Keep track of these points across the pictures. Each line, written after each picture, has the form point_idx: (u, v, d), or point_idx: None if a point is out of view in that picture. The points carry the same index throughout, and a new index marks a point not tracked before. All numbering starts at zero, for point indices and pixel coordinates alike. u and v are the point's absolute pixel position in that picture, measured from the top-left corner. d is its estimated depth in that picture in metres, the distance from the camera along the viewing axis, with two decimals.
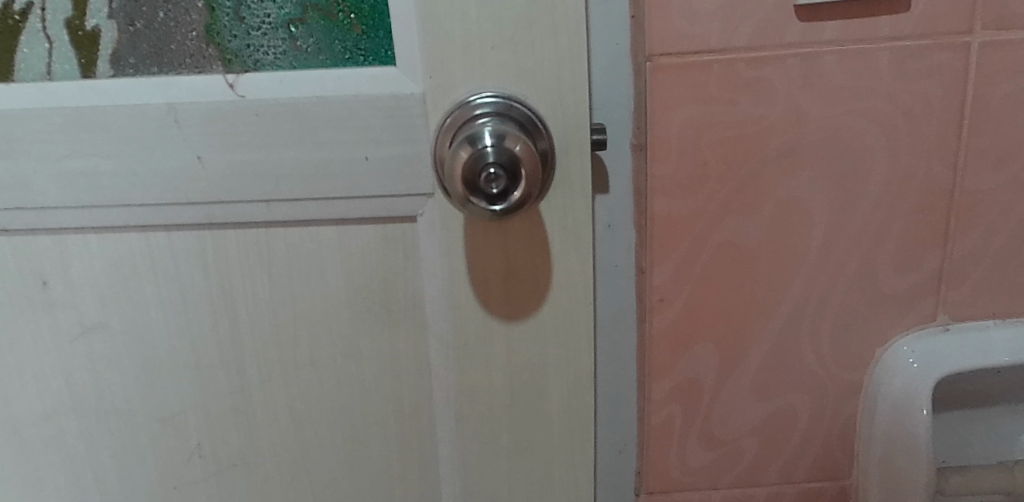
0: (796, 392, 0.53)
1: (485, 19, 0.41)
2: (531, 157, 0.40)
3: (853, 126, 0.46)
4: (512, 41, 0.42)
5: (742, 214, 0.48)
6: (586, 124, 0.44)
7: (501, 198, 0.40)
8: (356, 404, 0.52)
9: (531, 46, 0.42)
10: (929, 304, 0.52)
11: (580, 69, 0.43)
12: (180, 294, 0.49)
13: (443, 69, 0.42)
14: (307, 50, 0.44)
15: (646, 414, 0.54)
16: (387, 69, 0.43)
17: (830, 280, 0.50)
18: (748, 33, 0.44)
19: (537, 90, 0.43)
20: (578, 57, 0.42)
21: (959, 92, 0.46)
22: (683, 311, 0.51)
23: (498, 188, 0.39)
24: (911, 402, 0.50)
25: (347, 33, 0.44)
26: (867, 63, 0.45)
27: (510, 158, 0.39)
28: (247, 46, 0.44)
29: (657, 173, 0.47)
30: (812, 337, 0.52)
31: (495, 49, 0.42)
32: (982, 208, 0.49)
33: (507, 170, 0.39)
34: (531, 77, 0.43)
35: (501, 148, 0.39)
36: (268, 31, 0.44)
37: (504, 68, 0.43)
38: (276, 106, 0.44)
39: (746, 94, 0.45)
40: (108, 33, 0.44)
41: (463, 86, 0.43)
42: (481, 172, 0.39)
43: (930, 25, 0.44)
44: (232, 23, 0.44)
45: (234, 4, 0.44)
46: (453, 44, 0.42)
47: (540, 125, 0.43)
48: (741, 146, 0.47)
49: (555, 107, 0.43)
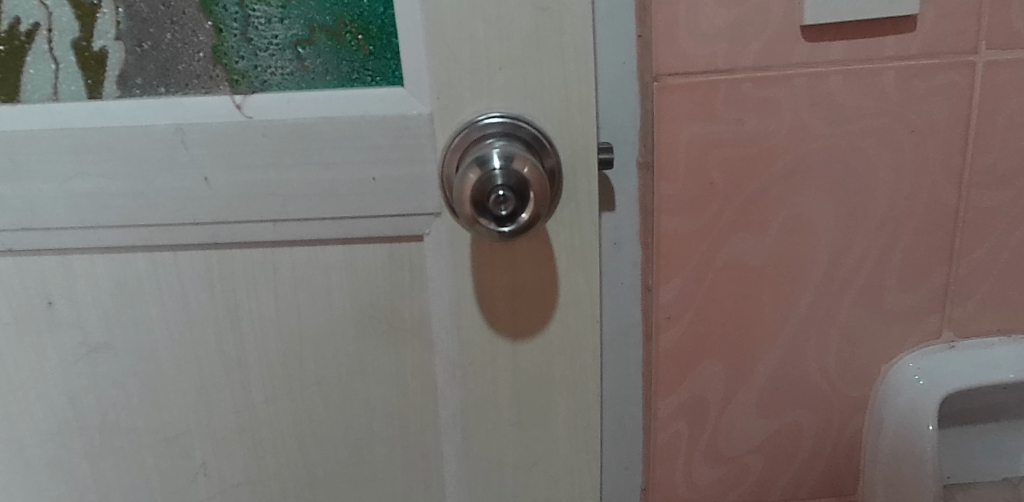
0: (802, 409, 0.53)
1: (493, 40, 0.41)
2: (540, 178, 0.40)
3: (858, 145, 0.47)
4: (520, 62, 0.42)
5: (748, 233, 0.48)
6: (594, 144, 0.44)
7: (510, 219, 0.39)
8: (360, 422, 0.51)
9: (538, 67, 0.42)
10: (935, 321, 0.52)
11: (588, 89, 0.43)
12: (187, 312, 0.49)
13: (450, 90, 0.43)
14: (314, 70, 0.44)
15: (653, 432, 0.54)
16: (395, 90, 0.43)
17: (837, 298, 0.50)
18: (755, 54, 0.44)
19: (545, 111, 0.43)
20: (586, 78, 0.43)
21: (964, 111, 0.46)
22: (689, 328, 0.51)
23: (507, 210, 0.39)
24: (917, 419, 0.50)
25: (355, 54, 0.44)
26: (872, 83, 0.45)
27: (519, 180, 0.39)
28: (255, 67, 0.44)
29: (664, 191, 0.47)
30: (818, 354, 0.52)
31: (503, 70, 0.42)
32: (986, 226, 0.49)
33: (517, 191, 0.39)
34: (539, 97, 0.43)
35: (510, 170, 0.39)
36: (275, 52, 0.44)
37: (511, 89, 0.43)
38: (282, 127, 0.44)
39: (753, 114, 0.45)
40: (115, 55, 0.44)
41: (470, 107, 0.43)
42: (491, 194, 0.39)
43: (935, 44, 0.45)
44: (239, 43, 0.44)
45: (241, 25, 0.44)
46: (461, 65, 0.42)
47: (547, 146, 0.43)
48: (747, 165, 0.47)
49: (562, 126, 0.43)
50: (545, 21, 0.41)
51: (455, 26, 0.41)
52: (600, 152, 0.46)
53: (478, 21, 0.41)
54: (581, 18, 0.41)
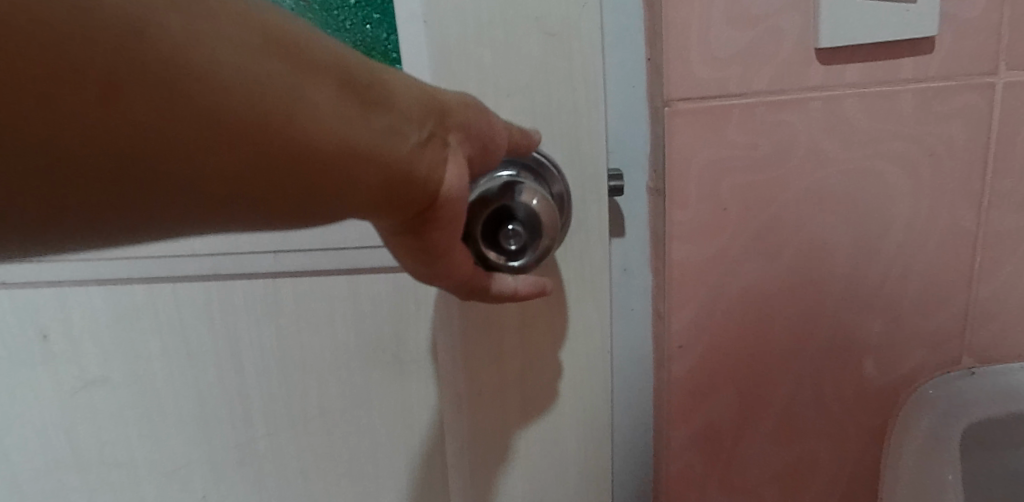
0: (820, 439, 0.52)
1: (498, 67, 0.40)
2: (548, 207, 0.39)
3: (876, 170, 0.45)
4: (528, 89, 0.41)
5: (763, 260, 0.47)
6: (603, 172, 0.43)
7: (521, 253, 0.38)
8: (365, 456, 0.50)
9: (547, 95, 0.41)
10: (955, 348, 0.50)
11: (597, 116, 0.42)
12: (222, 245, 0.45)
13: None
14: None
15: (665, 462, 0.53)
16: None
17: (857, 325, 0.49)
18: (769, 78, 0.43)
19: (554, 138, 0.42)
20: (595, 106, 0.41)
21: (983, 135, 0.45)
22: (704, 357, 0.49)
23: (516, 245, 0.38)
24: (941, 448, 0.51)
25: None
26: (888, 106, 0.44)
27: (527, 213, 0.38)
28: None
29: (676, 218, 0.46)
30: (835, 381, 0.50)
31: (509, 97, 0.41)
32: (1007, 250, 0.48)
33: (526, 224, 0.38)
34: (547, 125, 0.41)
35: (518, 202, 0.38)
36: None
37: (519, 118, 0.41)
38: None
39: (767, 138, 0.44)
40: None
41: None
42: (500, 230, 0.38)
43: (953, 67, 0.44)
44: None
45: None
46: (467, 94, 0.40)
47: (552, 171, 0.42)
48: (761, 190, 0.45)
49: (573, 154, 0.42)
50: (554, 45, 0.40)
51: (460, 53, 0.40)
52: (608, 181, 0.44)
53: (484, 49, 0.40)
54: (591, 45, 0.40)
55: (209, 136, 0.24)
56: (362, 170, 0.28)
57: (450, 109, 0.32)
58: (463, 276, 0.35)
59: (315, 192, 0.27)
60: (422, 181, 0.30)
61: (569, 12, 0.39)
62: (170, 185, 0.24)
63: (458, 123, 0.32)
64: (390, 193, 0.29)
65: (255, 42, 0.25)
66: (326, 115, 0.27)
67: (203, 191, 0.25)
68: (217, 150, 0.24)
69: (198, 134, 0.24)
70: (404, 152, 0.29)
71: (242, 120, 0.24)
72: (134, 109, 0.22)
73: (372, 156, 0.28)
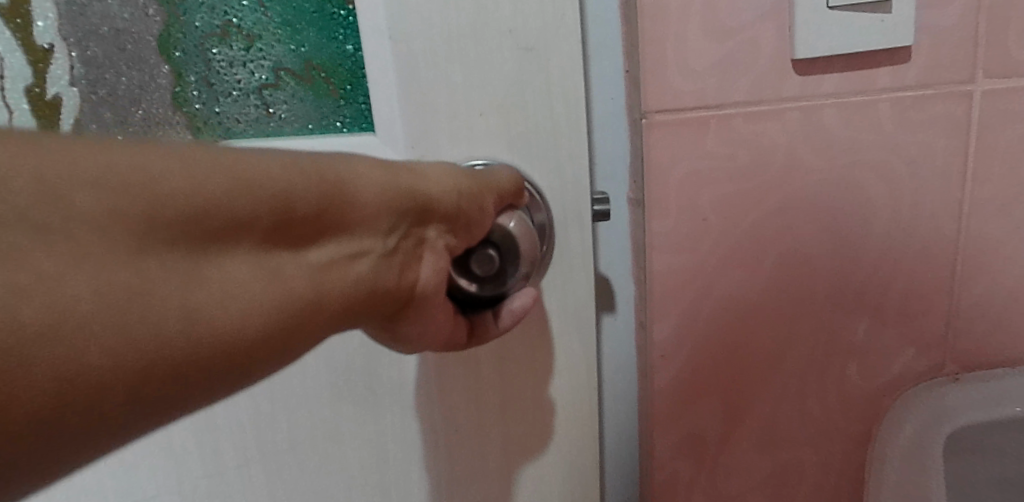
0: (803, 445, 0.52)
1: (471, 84, 0.39)
2: (527, 232, 0.39)
3: (855, 179, 0.45)
4: (503, 108, 0.40)
5: (743, 270, 0.47)
6: (586, 194, 0.43)
7: (501, 277, 0.39)
8: (337, 490, 0.48)
9: (520, 111, 0.40)
10: (938, 355, 0.50)
11: (580, 134, 0.41)
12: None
13: (426, 140, 0.40)
14: (282, 116, 0.42)
15: (650, 471, 0.52)
16: (365, 137, 0.41)
17: (841, 332, 0.49)
18: (746, 88, 0.43)
19: (533, 160, 0.41)
20: (578, 123, 0.41)
21: (963, 142, 0.45)
22: (685, 367, 0.49)
23: (495, 269, 0.39)
24: (924, 452, 0.50)
25: (325, 100, 0.41)
26: (867, 115, 0.44)
27: (504, 237, 0.38)
28: (218, 113, 0.42)
29: (655, 230, 0.46)
30: (819, 389, 0.50)
31: (484, 115, 0.40)
32: (989, 256, 0.48)
33: (505, 247, 0.38)
34: (526, 146, 0.41)
35: (496, 224, 0.38)
36: (239, 98, 0.42)
37: (496, 136, 0.41)
38: None
39: (745, 149, 0.44)
40: (71, 101, 0.42)
41: (451, 155, 0.41)
42: (478, 256, 0.38)
43: (931, 75, 0.43)
44: (200, 88, 0.42)
45: (203, 69, 0.41)
46: (438, 110, 0.40)
47: (534, 196, 0.42)
48: (741, 200, 0.45)
49: (549, 172, 0.42)
50: (529, 60, 0.39)
51: (432, 69, 0.39)
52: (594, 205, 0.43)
53: (455, 64, 0.39)
54: (568, 60, 0.40)
55: (112, 348, 0.23)
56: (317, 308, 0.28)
57: (406, 197, 0.32)
58: (443, 337, 0.38)
59: (275, 347, 0.27)
60: (381, 287, 0.31)
61: (544, 27, 0.39)
62: (114, 400, 0.23)
63: (411, 213, 0.32)
64: (354, 310, 0.30)
65: (150, 227, 0.24)
66: (247, 269, 0.26)
67: (130, 403, 0.24)
68: (124, 356, 0.23)
69: (91, 349, 0.22)
70: (356, 272, 0.30)
71: (168, 310, 0.24)
72: (48, 348, 0.22)
73: (324, 292, 0.29)
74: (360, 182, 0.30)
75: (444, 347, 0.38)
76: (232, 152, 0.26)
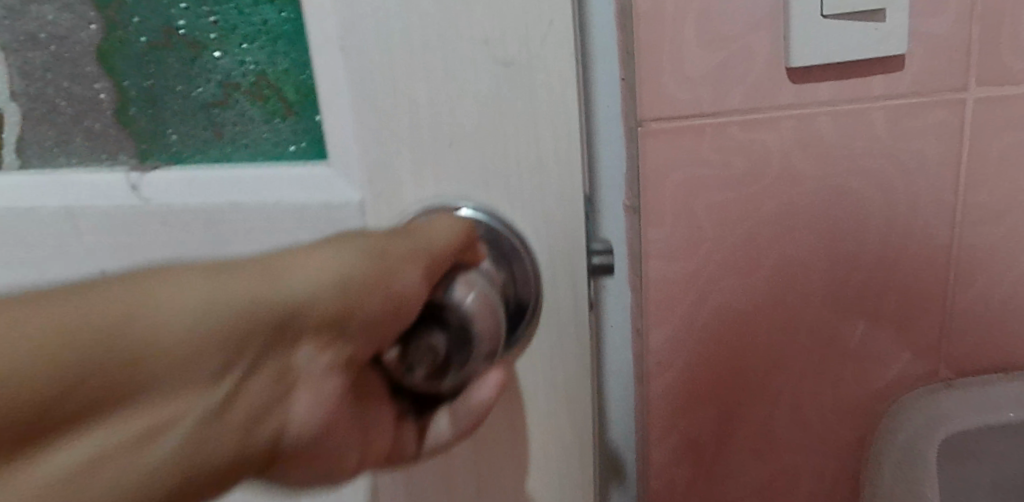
0: (799, 452, 0.52)
1: (438, 109, 0.35)
2: (486, 313, 0.32)
3: (848, 186, 0.45)
4: (476, 136, 0.35)
5: (738, 277, 0.47)
6: (583, 234, 0.37)
7: (449, 370, 0.33)
8: None
9: (502, 141, 0.35)
10: (931, 361, 0.50)
11: (573, 159, 0.36)
12: (105, 221, 0.39)
13: (385, 172, 0.36)
14: (226, 138, 0.38)
15: (647, 479, 0.52)
16: (320, 169, 0.36)
17: (836, 339, 0.49)
18: (741, 96, 0.43)
19: (512, 197, 0.36)
20: (568, 151, 0.36)
21: (956, 149, 0.45)
22: (681, 374, 0.49)
23: (444, 358, 0.32)
24: (917, 457, 0.49)
25: (275, 121, 0.38)
26: (861, 123, 0.44)
27: (460, 321, 0.32)
28: (156, 132, 0.39)
29: (651, 238, 0.46)
30: (814, 395, 0.50)
31: (453, 146, 0.36)
32: (981, 262, 0.48)
33: (457, 335, 0.32)
34: (505, 181, 0.36)
35: (450, 305, 0.32)
36: (179, 115, 0.38)
37: (467, 168, 0.36)
38: (185, 213, 0.38)
39: (740, 157, 0.44)
40: (10, 118, 0.40)
41: (413, 193, 0.36)
42: (422, 344, 0.32)
43: (924, 83, 0.44)
44: (140, 104, 0.39)
45: (140, 80, 0.38)
46: (399, 138, 0.35)
47: (517, 245, 0.37)
48: (737, 208, 0.45)
49: (537, 211, 0.37)
50: (506, 77, 0.34)
51: (391, 92, 0.34)
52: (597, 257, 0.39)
53: (420, 83, 0.34)
54: (561, 81, 0.35)
55: None
56: (305, 426, 0.25)
57: (388, 278, 0.27)
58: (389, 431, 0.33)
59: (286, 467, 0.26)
60: None
61: (526, 35, 0.34)
62: None
63: (397, 298, 0.28)
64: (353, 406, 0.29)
65: (163, 386, 0.21)
66: (272, 403, 0.24)
67: None
68: None
69: None
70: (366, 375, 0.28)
71: (184, 470, 0.22)
72: None
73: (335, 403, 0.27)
74: (331, 277, 0.25)
75: (389, 460, 0.34)
76: (163, 281, 0.22)
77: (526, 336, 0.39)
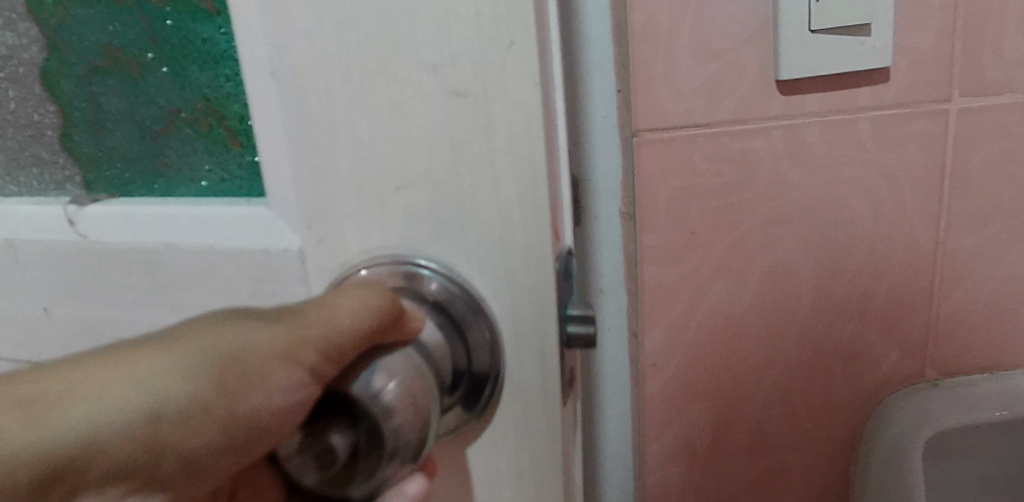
0: (790, 450, 0.54)
1: (379, 147, 0.32)
2: (409, 410, 0.29)
3: (836, 193, 0.47)
4: (422, 181, 0.32)
5: (729, 281, 0.48)
6: (553, 294, 0.34)
7: (360, 475, 0.29)
8: None
9: (454, 185, 0.32)
10: (918, 362, 0.52)
11: (531, 204, 0.32)
12: (43, 254, 0.39)
13: (327, 217, 0.34)
14: (171, 168, 0.38)
15: (643, 476, 0.54)
16: (258, 211, 0.35)
17: (824, 340, 0.51)
18: (732, 107, 0.44)
19: (466, 247, 0.33)
20: (530, 195, 0.32)
21: (940, 158, 0.47)
22: (675, 375, 0.51)
23: (355, 463, 0.29)
24: (903, 454, 0.51)
25: (218, 151, 0.37)
26: (848, 132, 0.46)
27: (380, 414, 0.29)
28: (103, 155, 0.40)
29: (645, 243, 0.47)
30: (804, 394, 0.52)
31: (399, 191, 0.33)
32: (964, 266, 0.50)
33: (372, 435, 0.29)
34: (459, 230, 0.33)
35: (367, 401, 0.29)
36: (123, 141, 0.39)
37: (416, 215, 0.33)
38: (121, 251, 0.37)
39: (731, 165, 0.46)
40: None
41: (356, 243, 0.34)
42: (330, 445, 0.29)
43: (908, 94, 0.45)
44: (85, 129, 0.40)
45: (88, 105, 0.39)
46: (339, 176, 0.33)
47: (469, 305, 0.34)
48: (728, 214, 0.47)
49: (498, 265, 0.33)
50: (454, 115, 0.31)
51: (325, 124, 0.32)
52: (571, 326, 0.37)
53: (359, 117, 0.32)
54: (520, 115, 0.31)
55: None
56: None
57: (217, 398, 0.26)
58: None
59: None
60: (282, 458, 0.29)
61: (478, 70, 0.30)
62: None
63: (251, 406, 0.27)
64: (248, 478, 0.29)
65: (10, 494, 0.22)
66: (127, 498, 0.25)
67: None
68: None
69: None
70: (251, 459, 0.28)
71: None
72: None
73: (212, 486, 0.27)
74: (129, 413, 0.24)
75: None
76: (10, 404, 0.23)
77: (493, 405, 0.36)
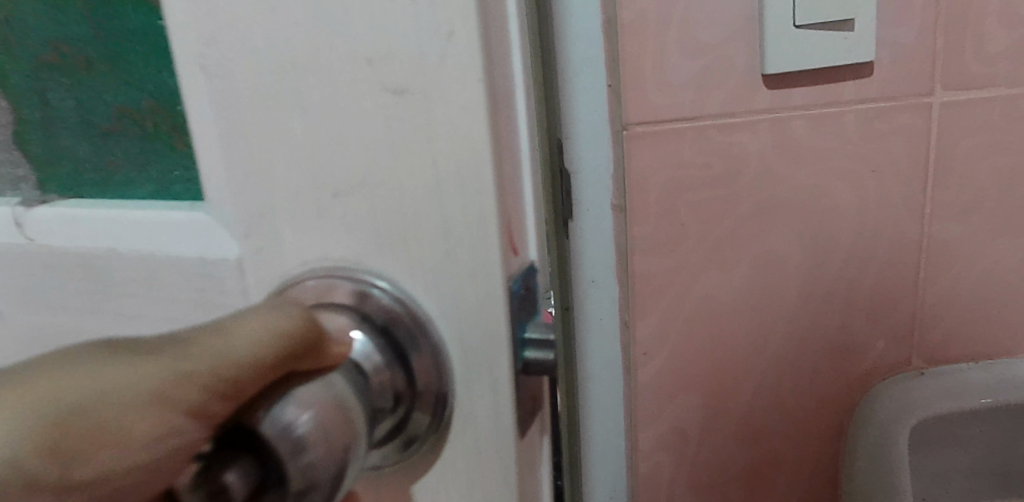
0: (779, 436, 0.55)
1: (312, 149, 0.29)
2: (336, 431, 0.26)
3: (822, 185, 0.48)
4: (360, 187, 0.30)
5: (718, 270, 0.50)
6: (506, 308, 0.30)
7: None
8: None
9: (394, 191, 0.29)
10: (904, 350, 0.53)
11: (473, 209, 0.29)
12: None
13: (264, 224, 0.31)
14: (121, 170, 0.37)
15: (634, 464, 0.55)
16: (199, 217, 0.33)
17: (811, 328, 0.52)
18: (720, 101, 0.45)
19: (409, 259, 0.30)
20: (474, 202, 0.29)
21: (923, 150, 0.48)
22: (666, 363, 0.52)
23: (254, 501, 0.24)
24: (890, 440, 0.52)
25: (165, 152, 0.36)
26: (834, 125, 0.47)
27: (294, 446, 0.25)
28: (55, 154, 0.38)
29: (636, 234, 0.48)
30: (793, 382, 0.53)
31: (337, 197, 0.30)
32: (948, 256, 0.51)
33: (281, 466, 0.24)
34: (399, 240, 0.30)
35: (280, 425, 0.25)
36: (76, 139, 0.38)
37: (356, 224, 0.30)
38: (66, 254, 0.36)
39: (720, 157, 0.47)
40: None
41: (293, 253, 0.31)
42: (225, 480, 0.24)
43: (892, 88, 0.46)
44: (36, 127, 0.38)
45: (39, 101, 0.38)
46: (275, 183, 0.30)
47: (416, 326, 0.31)
48: (716, 205, 0.48)
49: (444, 279, 0.30)
50: (392, 113, 0.28)
51: (260, 128, 0.30)
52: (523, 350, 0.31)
53: (293, 117, 0.29)
54: (459, 113, 0.28)
55: None
56: None
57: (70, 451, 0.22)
58: None
59: None
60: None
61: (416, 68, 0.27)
62: None
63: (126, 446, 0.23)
64: None
65: None
66: None
67: None
68: None
69: None
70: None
71: None
72: None
73: None
74: None
75: None
76: None
77: (442, 430, 0.32)
